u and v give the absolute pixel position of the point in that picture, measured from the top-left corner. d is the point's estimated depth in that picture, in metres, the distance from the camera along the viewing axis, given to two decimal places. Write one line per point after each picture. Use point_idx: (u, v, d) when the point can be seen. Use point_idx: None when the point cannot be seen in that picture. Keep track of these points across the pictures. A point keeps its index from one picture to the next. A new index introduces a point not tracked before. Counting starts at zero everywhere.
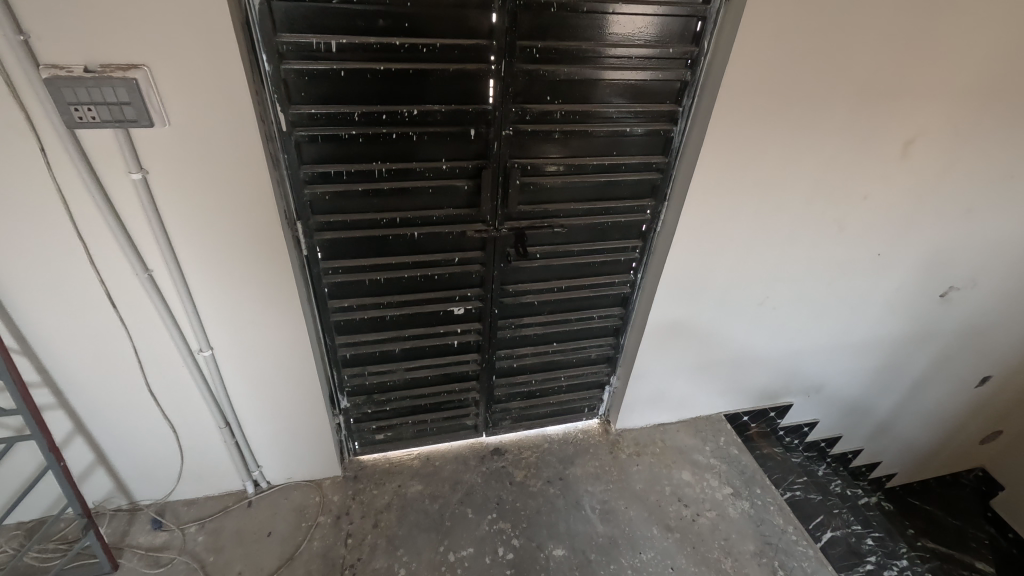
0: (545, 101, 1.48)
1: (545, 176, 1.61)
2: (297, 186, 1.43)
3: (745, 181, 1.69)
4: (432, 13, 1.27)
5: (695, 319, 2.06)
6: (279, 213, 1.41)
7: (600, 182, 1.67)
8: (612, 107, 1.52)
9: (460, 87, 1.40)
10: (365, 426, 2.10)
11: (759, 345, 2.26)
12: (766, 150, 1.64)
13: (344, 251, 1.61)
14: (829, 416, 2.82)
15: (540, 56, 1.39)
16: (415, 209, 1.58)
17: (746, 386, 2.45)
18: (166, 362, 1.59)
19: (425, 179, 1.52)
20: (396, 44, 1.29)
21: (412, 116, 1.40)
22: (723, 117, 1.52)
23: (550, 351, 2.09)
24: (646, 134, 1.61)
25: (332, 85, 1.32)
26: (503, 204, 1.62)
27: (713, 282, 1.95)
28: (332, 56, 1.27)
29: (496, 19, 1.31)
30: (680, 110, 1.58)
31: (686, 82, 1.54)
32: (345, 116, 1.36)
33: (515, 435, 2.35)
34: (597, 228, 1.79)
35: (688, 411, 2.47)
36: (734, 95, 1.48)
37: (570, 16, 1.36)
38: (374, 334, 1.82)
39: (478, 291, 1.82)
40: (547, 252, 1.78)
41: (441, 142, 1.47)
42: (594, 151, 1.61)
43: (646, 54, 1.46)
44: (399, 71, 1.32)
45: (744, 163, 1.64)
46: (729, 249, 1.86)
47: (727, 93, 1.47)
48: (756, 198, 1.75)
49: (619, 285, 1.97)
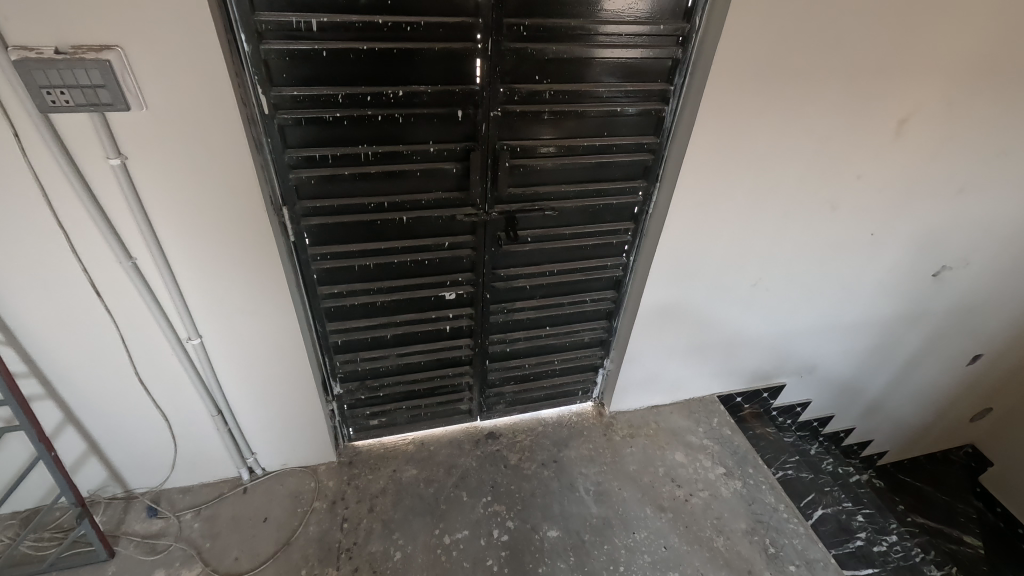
0: (534, 81, 1.44)
1: (536, 158, 1.58)
2: (282, 171, 1.41)
3: (739, 162, 1.67)
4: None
5: (688, 301, 2.05)
6: (264, 198, 1.39)
7: (591, 163, 1.64)
8: (603, 86, 1.49)
9: (447, 67, 1.36)
10: (359, 412, 2.10)
11: (753, 325, 2.27)
12: (760, 129, 1.61)
13: (333, 237, 1.58)
14: (822, 396, 2.84)
15: (528, 34, 1.35)
16: (404, 193, 1.55)
17: (739, 367, 2.46)
18: (155, 351, 1.57)
19: (412, 163, 1.49)
20: (379, 23, 1.25)
21: (398, 98, 1.36)
22: (715, 96, 1.49)
23: (543, 335, 2.08)
24: (638, 114, 1.58)
25: (315, 66, 1.28)
26: (493, 187, 1.59)
27: (705, 264, 1.94)
28: (313, 35, 1.24)
29: None
30: (672, 89, 1.55)
31: (677, 59, 1.50)
32: (329, 98, 1.32)
33: (510, 419, 2.36)
34: (589, 211, 1.76)
35: (682, 393, 2.48)
36: (727, 73, 1.45)
37: None
38: (366, 320, 1.81)
39: (469, 276, 1.80)
40: (538, 236, 1.76)
41: (428, 123, 1.44)
42: (585, 132, 1.58)
43: (637, 32, 1.42)
44: (382, 50, 1.29)
45: (736, 143, 1.62)
46: (722, 229, 1.85)
47: (719, 71, 1.44)
48: (749, 178, 1.73)
49: (612, 268, 1.95)
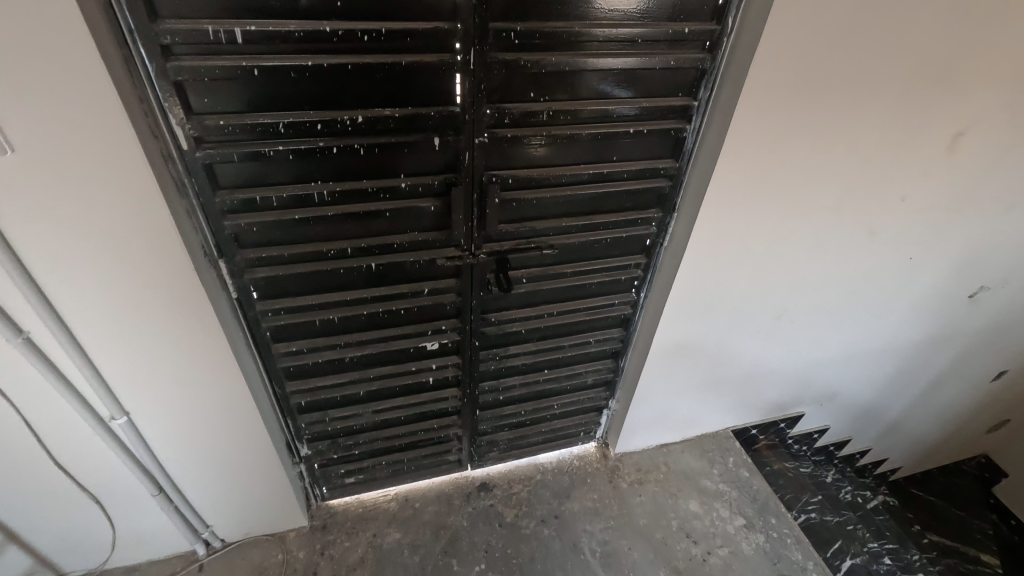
0: (527, 99, 1.16)
1: (531, 189, 1.30)
2: (214, 218, 1.12)
3: (769, 187, 1.41)
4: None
5: (704, 338, 1.81)
6: (192, 253, 1.10)
7: (598, 193, 1.37)
8: (612, 103, 1.21)
9: (418, 84, 1.07)
10: (332, 471, 1.83)
11: (774, 358, 2.02)
12: (796, 149, 1.35)
13: (285, 288, 1.30)
14: (841, 422, 2.63)
15: (520, 42, 1.06)
16: (371, 236, 1.26)
17: (757, 400, 2.22)
18: (73, 432, 1.29)
19: (380, 200, 1.20)
20: (326, 31, 0.95)
21: (357, 125, 1.07)
22: (749, 116, 1.22)
23: (541, 379, 1.82)
24: (656, 135, 1.30)
25: (245, 88, 0.99)
26: (479, 225, 1.31)
27: (724, 298, 1.69)
28: (239, 49, 0.94)
29: None
30: (695, 104, 1.27)
31: (703, 69, 1.22)
32: (267, 128, 1.03)
33: (504, 466, 2.11)
34: (594, 246, 1.49)
35: (694, 430, 2.24)
36: (764, 85, 1.17)
37: None
38: (333, 378, 1.53)
39: (454, 324, 1.52)
40: (535, 276, 1.49)
41: (398, 154, 1.15)
42: (591, 157, 1.30)
43: (655, 36, 1.14)
44: (333, 66, 0.99)
45: (768, 167, 1.36)
46: (747, 260, 1.59)
47: (754, 85, 1.17)
48: (779, 206, 1.47)
49: (620, 306, 1.69)
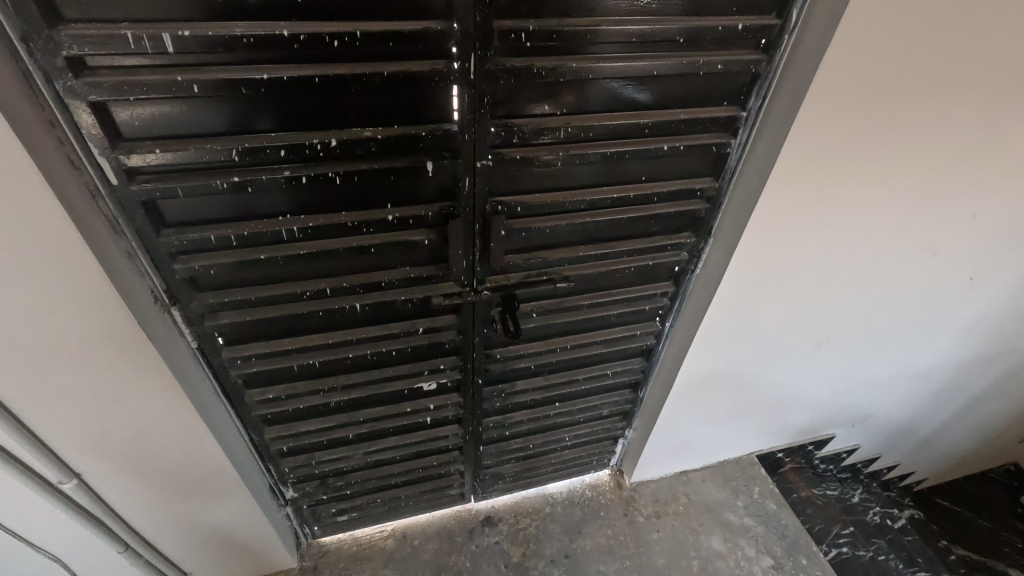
0: (540, 113, 0.95)
1: (544, 216, 1.09)
2: (161, 261, 0.92)
3: (825, 215, 1.17)
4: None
5: (735, 369, 1.61)
6: (137, 307, 0.90)
7: (623, 218, 1.16)
8: (644, 116, 0.99)
9: (405, 99, 0.86)
10: (323, 510, 1.68)
11: (808, 385, 1.83)
12: (862, 174, 1.09)
13: (256, 332, 1.12)
14: (872, 440, 2.44)
15: (532, 45, 0.85)
16: (355, 275, 1.07)
17: (786, 425, 2.03)
18: (17, 503, 1.11)
19: (363, 235, 1.00)
20: (284, 36, 0.74)
21: (330, 151, 0.87)
22: (806, 136, 0.98)
23: (551, 413, 1.64)
24: (694, 151, 1.08)
25: (186, 108, 0.79)
26: (482, 259, 1.11)
27: (758, 327, 1.48)
28: (173, 59, 0.73)
29: None
30: (743, 114, 1.05)
31: (757, 73, 1.00)
32: (217, 156, 0.83)
33: (510, 497, 1.95)
34: (616, 275, 1.29)
35: (716, 457, 2.06)
36: (830, 100, 0.93)
37: None
38: (318, 423, 1.35)
39: (454, 363, 1.34)
40: (546, 310, 1.29)
41: (382, 182, 0.94)
42: (615, 178, 1.09)
43: (700, 34, 0.91)
44: (295, 79, 0.78)
45: (824, 194, 1.11)
46: (790, 289, 1.38)
47: (817, 99, 0.93)
48: (835, 234, 1.24)
49: (642, 337, 1.49)
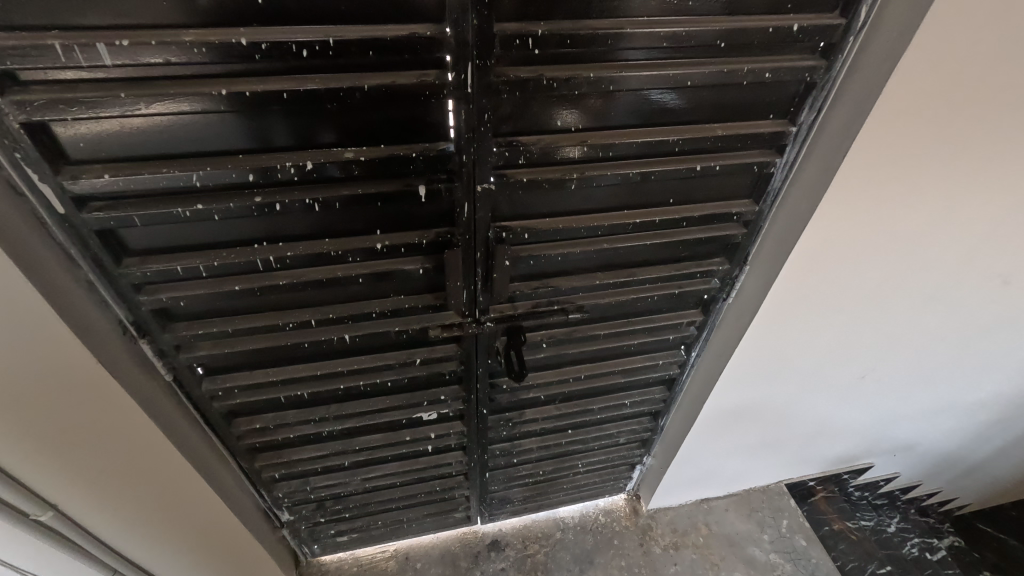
0: (551, 129, 0.81)
1: (555, 242, 0.96)
2: (124, 293, 0.83)
3: (895, 255, 0.98)
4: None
5: (767, 402, 1.46)
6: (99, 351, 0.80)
7: (646, 245, 1.02)
8: (674, 133, 0.85)
9: (391, 115, 0.73)
10: (322, 532, 1.60)
11: (848, 417, 1.66)
12: (945, 210, 0.89)
13: (238, 362, 1.03)
14: (913, 469, 2.25)
15: (542, 52, 0.71)
16: (343, 305, 0.96)
17: (820, 455, 1.87)
18: None
19: (350, 264, 0.89)
20: (243, 45, 0.63)
21: (306, 174, 0.75)
22: (866, 164, 0.81)
23: (563, 441, 1.53)
24: (731, 172, 0.93)
25: (137, 128, 0.68)
26: (486, 289, 0.99)
27: (799, 363, 1.32)
28: (115, 73, 0.62)
29: None
30: (792, 130, 0.89)
31: (811, 82, 0.83)
32: (176, 181, 0.72)
33: (520, 521, 1.85)
34: (637, 303, 1.16)
35: (742, 486, 1.92)
36: (901, 122, 0.76)
37: None
38: (311, 451, 1.27)
39: (456, 393, 1.23)
40: (558, 340, 1.17)
41: (369, 207, 0.83)
42: (638, 200, 0.95)
43: (746, 38, 0.76)
44: (260, 96, 0.67)
45: (890, 231, 0.93)
46: (842, 330, 1.20)
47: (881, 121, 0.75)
48: (906, 278, 1.04)
49: (664, 366, 1.36)
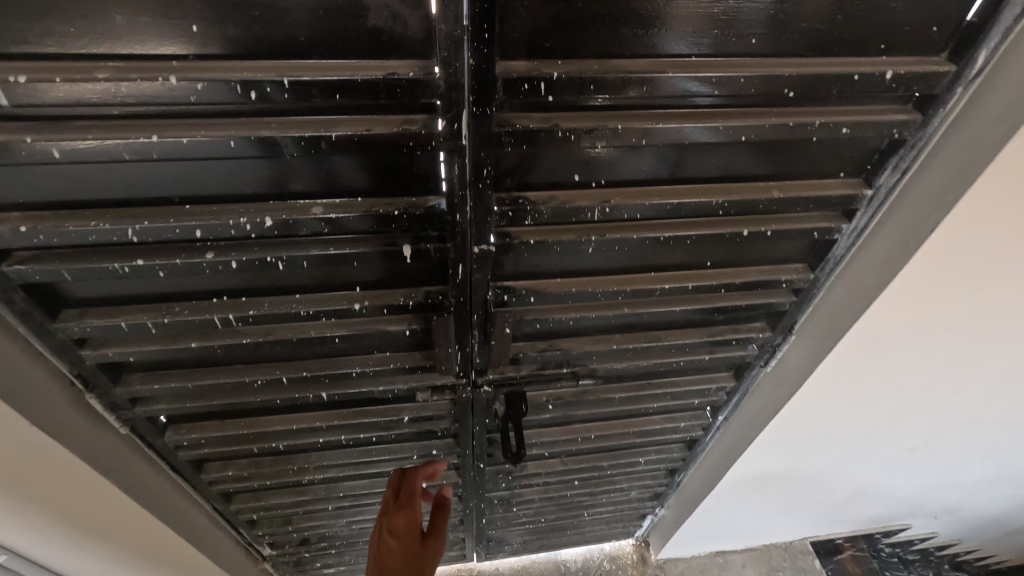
0: (567, 185, 0.66)
1: (568, 306, 0.82)
2: (63, 349, 0.72)
3: (983, 352, 0.79)
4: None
5: (800, 471, 1.30)
6: (47, 423, 0.70)
7: (676, 311, 0.87)
8: (720, 194, 0.69)
9: (368, 166, 0.60)
10: (308, 564, 1.52)
11: (890, 486, 1.48)
12: None
13: (205, 413, 0.92)
14: (956, 531, 2.04)
15: (557, 99, 0.56)
16: (318, 362, 0.84)
17: (853, 517, 1.70)
18: None
19: (325, 323, 0.77)
20: (175, 85, 0.49)
21: (266, 231, 0.63)
22: (958, 253, 0.63)
23: (568, 492, 1.40)
24: (783, 236, 0.77)
25: (55, 177, 0.56)
26: (483, 353, 0.85)
27: (842, 439, 1.15)
28: (18, 115, 0.50)
29: (433, 14, 0.48)
30: (867, 194, 0.72)
31: (899, 140, 0.66)
32: (109, 235, 0.60)
33: (519, 560, 1.74)
34: (660, 367, 1.01)
35: (762, 541, 1.77)
36: (1012, 209, 0.58)
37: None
38: (291, 496, 1.17)
39: (449, 448, 1.11)
40: (566, 401, 1.03)
41: (344, 264, 0.70)
42: (669, 262, 0.80)
43: (821, 86, 0.60)
44: (202, 145, 0.54)
45: (982, 327, 0.74)
46: (902, 417, 1.01)
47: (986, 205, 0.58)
48: (991, 374, 0.85)
49: (686, 427, 1.21)
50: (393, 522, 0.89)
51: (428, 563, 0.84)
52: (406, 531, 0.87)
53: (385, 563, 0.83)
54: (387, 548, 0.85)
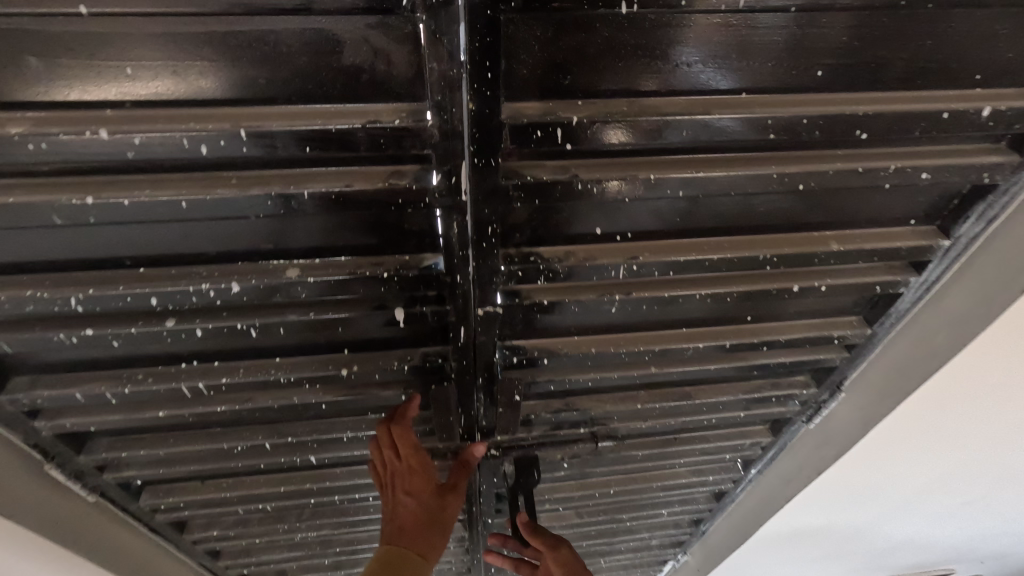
0: (587, 241, 0.56)
1: (586, 368, 0.72)
2: (14, 419, 0.64)
3: None
4: (189, 28, 0.37)
5: (841, 527, 1.18)
6: None
7: (710, 369, 0.76)
8: (769, 247, 0.58)
9: (350, 223, 0.51)
10: None
11: (940, 537, 1.35)
12: None
13: (183, 476, 0.83)
14: None
15: (577, 147, 0.46)
16: (304, 427, 0.75)
17: (895, 565, 1.56)
18: None
19: (308, 389, 0.68)
20: (108, 141, 0.40)
21: (234, 296, 0.54)
22: None
23: (584, 543, 1.29)
24: (839, 290, 0.66)
25: None
26: (489, 418, 0.75)
27: (893, 497, 1.03)
28: None
29: (421, 49, 0.38)
30: (944, 244, 0.61)
31: (987, 184, 0.55)
32: (50, 305, 0.52)
33: None
34: (688, 423, 0.90)
35: None
36: None
37: (680, 25, 0.41)
38: (283, 553, 1.08)
39: None
40: (583, 459, 0.92)
41: (328, 327, 0.61)
42: (704, 318, 0.69)
43: (901, 126, 0.49)
44: (149, 206, 0.45)
45: None
46: (963, 474, 0.91)
47: None
48: None
49: (715, 481, 1.10)
50: (401, 477, 0.67)
51: (451, 518, 0.69)
52: (423, 484, 0.67)
53: (405, 521, 0.66)
54: (405, 507, 0.66)
